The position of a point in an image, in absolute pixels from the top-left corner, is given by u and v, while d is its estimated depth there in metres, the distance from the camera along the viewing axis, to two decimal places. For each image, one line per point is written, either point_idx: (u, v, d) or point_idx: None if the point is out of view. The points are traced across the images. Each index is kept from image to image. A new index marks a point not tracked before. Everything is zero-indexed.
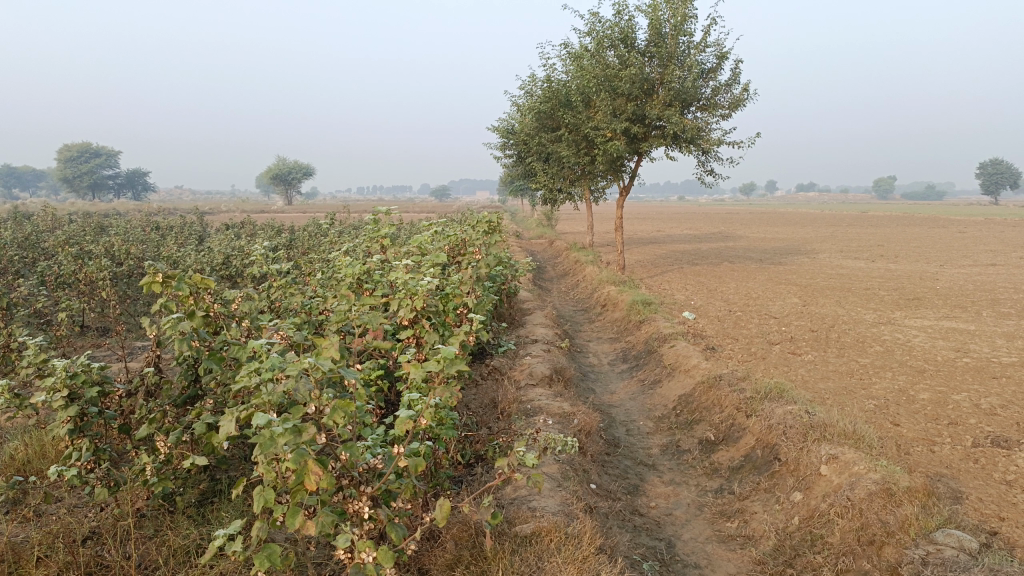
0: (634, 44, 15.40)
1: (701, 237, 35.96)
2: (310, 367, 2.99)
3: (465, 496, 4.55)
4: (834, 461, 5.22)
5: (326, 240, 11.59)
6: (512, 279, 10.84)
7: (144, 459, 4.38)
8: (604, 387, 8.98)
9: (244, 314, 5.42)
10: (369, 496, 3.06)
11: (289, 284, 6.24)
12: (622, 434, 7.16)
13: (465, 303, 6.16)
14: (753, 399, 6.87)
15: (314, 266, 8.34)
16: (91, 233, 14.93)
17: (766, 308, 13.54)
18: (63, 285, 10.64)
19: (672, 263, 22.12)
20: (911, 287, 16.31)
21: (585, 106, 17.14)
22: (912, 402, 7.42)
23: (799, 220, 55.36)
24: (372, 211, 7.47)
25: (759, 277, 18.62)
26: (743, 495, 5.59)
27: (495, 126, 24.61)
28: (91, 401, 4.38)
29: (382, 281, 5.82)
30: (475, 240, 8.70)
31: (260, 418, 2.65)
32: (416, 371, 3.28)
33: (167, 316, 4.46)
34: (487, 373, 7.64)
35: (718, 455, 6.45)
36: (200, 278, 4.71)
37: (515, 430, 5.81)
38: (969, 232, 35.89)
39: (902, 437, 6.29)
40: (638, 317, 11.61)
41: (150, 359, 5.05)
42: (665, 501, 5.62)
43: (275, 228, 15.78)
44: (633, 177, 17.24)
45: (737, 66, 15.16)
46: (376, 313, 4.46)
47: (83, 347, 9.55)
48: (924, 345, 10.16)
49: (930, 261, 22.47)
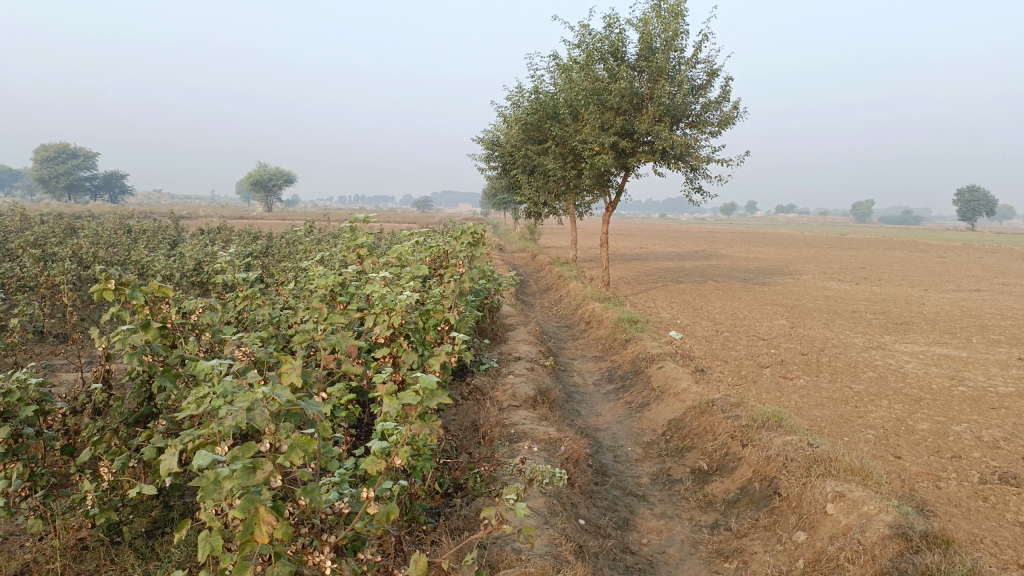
0: (624, 57, 15.10)
1: (685, 254, 35.76)
2: (265, 397, 2.56)
3: (443, 535, 4.13)
4: (841, 500, 4.86)
5: (302, 248, 11.13)
6: (494, 292, 10.43)
7: (86, 487, 3.96)
8: (589, 408, 8.60)
9: (206, 327, 5.01)
10: (332, 547, 2.63)
11: (256, 294, 5.80)
12: (609, 460, 6.77)
13: (447, 319, 5.75)
14: (749, 427, 6.48)
15: (287, 275, 7.89)
16: (59, 234, 14.36)
17: (753, 329, 13.22)
18: (24, 288, 10.14)
19: (657, 281, 21.81)
20: (897, 311, 16.09)
21: (574, 119, 16.82)
22: (912, 432, 7.10)
23: (780, 241, 55.40)
24: (351, 218, 7.03)
25: (744, 297, 18.36)
26: (741, 533, 5.21)
27: (479, 137, 24.21)
28: (27, 421, 3.95)
29: (357, 294, 5.42)
30: (459, 253, 8.31)
31: (204, 461, 2.24)
32: (390, 403, 2.85)
33: (119, 328, 4.07)
34: (467, 393, 7.24)
35: (712, 487, 6.09)
36: (156, 286, 4.30)
37: (497, 458, 5.40)
38: (949, 258, 35.92)
39: (906, 471, 5.95)
40: (624, 336, 11.24)
41: (99, 374, 4.62)
42: (657, 537, 5.23)
43: (252, 234, 15.31)
44: (620, 192, 16.91)
45: (728, 83, 14.90)
46: (347, 333, 4.06)
47: (42, 354, 9.05)
48: (918, 373, 9.87)
49: (914, 285, 22.36)
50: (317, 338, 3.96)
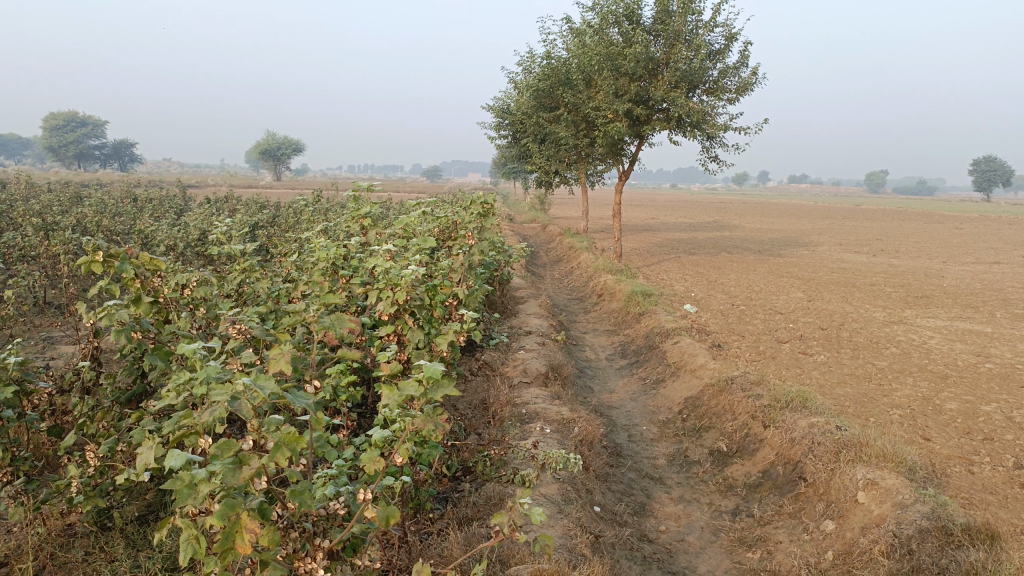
0: (639, 21, 14.55)
1: (696, 225, 35.25)
2: (247, 389, 2.26)
3: (450, 526, 3.88)
4: (873, 487, 4.58)
5: (307, 216, 10.82)
6: (505, 264, 10.14)
7: (72, 472, 3.72)
8: (602, 384, 8.33)
9: (201, 302, 4.77)
10: (324, 552, 2.35)
11: (255, 267, 5.52)
12: (624, 440, 6.51)
13: (456, 294, 5.46)
14: (771, 407, 6.18)
15: (290, 246, 7.59)
16: (64, 203, 14.12)
17: (770, 303, 12.88)
18: (25, 258, 9.90)
19: (669, 252, 21.44)
20: (917, 285, 15.70)
21: (587, 85, 16.34)
22: (940, 413, 6.80)
23: (793, 212, 54.61)
24: (353, 186, 6.69)
25: (758, 269, 17.99)
26: (764, 520, 4.96)
27: (489, 105, 23.72)
28: (8, 403, 3.73)
29: (361, 268, 5.14)
30: (467, 224, 7.99)
31: (175, 464, 1.99)
32: (391, 395, 2.55)
33: (106, 304, 3.82)
34: (476, 368, 6.98)
35: (732, 469, 5.82)
36: (149, 258, 4.05)
37: (508, 441, 5.14)
38: (966, 229, 35.28)
39: (937, 455, 5.66)
40: (637, 309, 10.93)
41: (87, 352, 4.40)
42: (675, 523, 4.97)
43: (257, 203, 14.98)
44: (633, 161, 16.47)
45: (746, 48, 14.38)
46: (344, 314, 3.64)
47: (42, 326, 8.83)
48: (943, 349, 9.54)
49: (932, 258, 21.90)
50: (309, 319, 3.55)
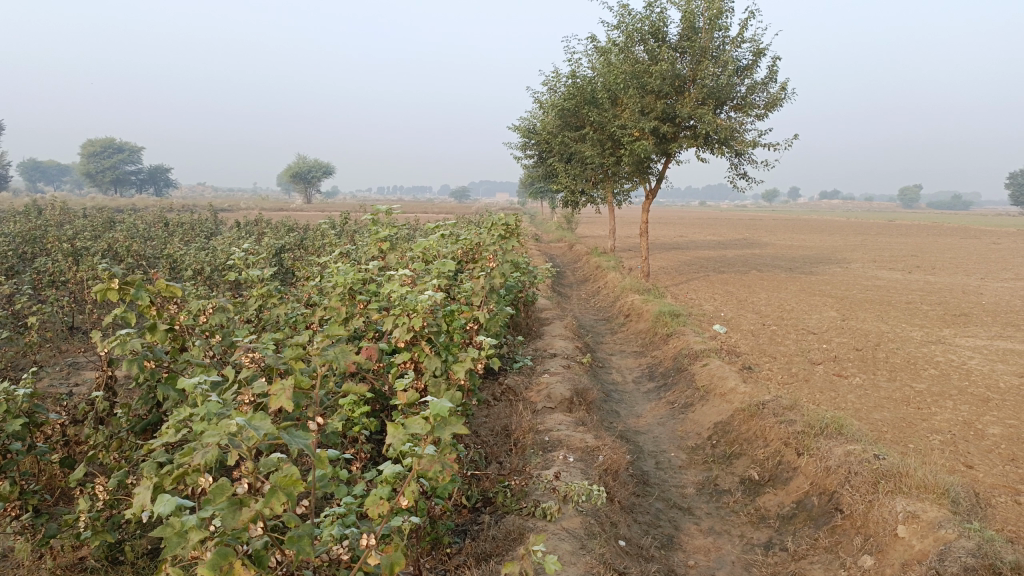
0: (665, 38, 14.43)
1: (727, 242, 34.86)
2: (241, 429, 2.17)
3: (467, 566, 3.73)
4: (914, 521, 4.34)
5: (331, 239, 10.79)
6: (530, 286, 10.01)
7: (80, 506, 3.60)
8: (629, 408, 8.14)
9: (217, 329, 4.68)
10: None
11: (273, 291, 5.44)
12: (650, 468, 6.31)
13: (476, 319, 5.34)
14: (805, 434, 5.94)
15: (312, 270, 7.52)
16: (96, 228, 14.29)
17: (803, 322, 12.58)
18: (54, 283, 9.96)
19: (699, 271, 21.17)
20: (955, 302, 15.26)
21: (613, 104, 16.24)
22: (983, 438, 6.51)
23: (827, 229, 53.76)
24: (373, 209, 6.61)
25: (790, 287, 17.65)
26: (799, 554, 4.73)
27: (515, 125, 23.73)
28: (16, 435, 3.63)
29: (378, 293, 5.06)
30: (489, 245, 7.87)
31: (163, 509, 1.90)
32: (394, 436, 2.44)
33: (118, 332, 3.72)
34: (499, 393, 6.85)
35: (764, 499, 5.60)
36: (164, 285, 3.97)
37: (529, 470, 4.98)
38: (1004, 244, 34.46)
39: (981, 484, 5.38)
40: (665, 330, 10.71)
41: (100, 381, 4.30)
42: (705, 557, 4.76)
43: (285, 226, 15.04)
44: (660, 179, 16.29)
45: (774, 64, 14.18)
46: (345, 347, 3.45)
47: (68, 351, 8.86)
48: (984, 370, 9.20)
49: (970, 274, 21.37)
50: (310, 353, 3.35)
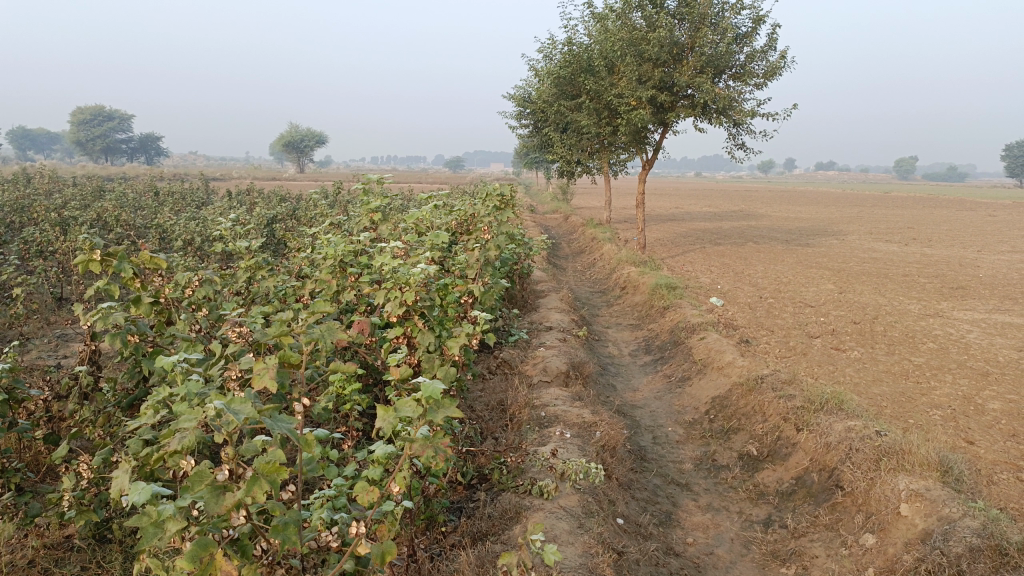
0: (663, 5, 14.14)
1: (722, 214, 34.70)
2: (221, 413, 2.06)
3: (461, 547, 3.63)
4: (918, 499, 4.26)
5: (323, 210, 10.59)
6: (525, 257, 9.87)
7: (64, 486, 3.46)
8: (625, 382, 8.07)
9: (204, 302, 4.55)
10: None
11: (262, 264, 5.30)
12: (648, 442, 6.24)
13: (471, 292, 5.22)
14: (805, 409, 5.85)
15: (303, 242, 7.36)
16: (86, 197, 14.06)
17: (800, 295, 12.49)
18: (40, 254, 9.76)
19: (695, 243, 21.02)
20: (952, 275, 15.19)
21: (610, 72, 15.97)
22: (983, 413, 6.44)
23: (823, 201, 53.51)
24: (364, 180, 6.43)
25: (787, 259, 17.54)
26: (799, 532, 4.66)
27: (510, 94, 23.40)
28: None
29: (370, 266, 4.93)
30: (484, 217, 7.72)
31: (136, 499, 1.81)
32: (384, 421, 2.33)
33: (100, 305, 3.56)
34: (494, 367, 6.75)
35: (763, 475, 5.53)
36: (148, 256, 3.81)
37: (525, 447, 4.89)
38: (999, 216, 34.51)
39: (982, 460, 5.32)
40: (661, 303, 10.60)
41: (84, 356, 4.15)
42: (703, 534, 4.69)
43: (277, 196, 14.81)
44: (657, 150, 16.09)
45: (774, 32, 13.93)
46: (333, 325, 3.32)
47: (54, 323, 8.69)
48: (982, 344, 9.13)
49: (965, 247, 21.28)
50: (298, 329, 3.22)
